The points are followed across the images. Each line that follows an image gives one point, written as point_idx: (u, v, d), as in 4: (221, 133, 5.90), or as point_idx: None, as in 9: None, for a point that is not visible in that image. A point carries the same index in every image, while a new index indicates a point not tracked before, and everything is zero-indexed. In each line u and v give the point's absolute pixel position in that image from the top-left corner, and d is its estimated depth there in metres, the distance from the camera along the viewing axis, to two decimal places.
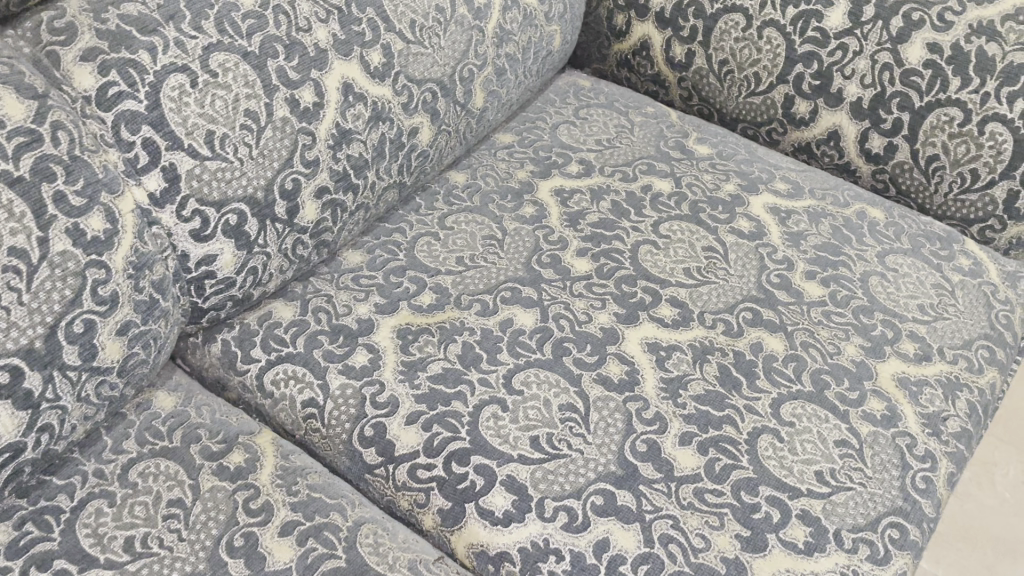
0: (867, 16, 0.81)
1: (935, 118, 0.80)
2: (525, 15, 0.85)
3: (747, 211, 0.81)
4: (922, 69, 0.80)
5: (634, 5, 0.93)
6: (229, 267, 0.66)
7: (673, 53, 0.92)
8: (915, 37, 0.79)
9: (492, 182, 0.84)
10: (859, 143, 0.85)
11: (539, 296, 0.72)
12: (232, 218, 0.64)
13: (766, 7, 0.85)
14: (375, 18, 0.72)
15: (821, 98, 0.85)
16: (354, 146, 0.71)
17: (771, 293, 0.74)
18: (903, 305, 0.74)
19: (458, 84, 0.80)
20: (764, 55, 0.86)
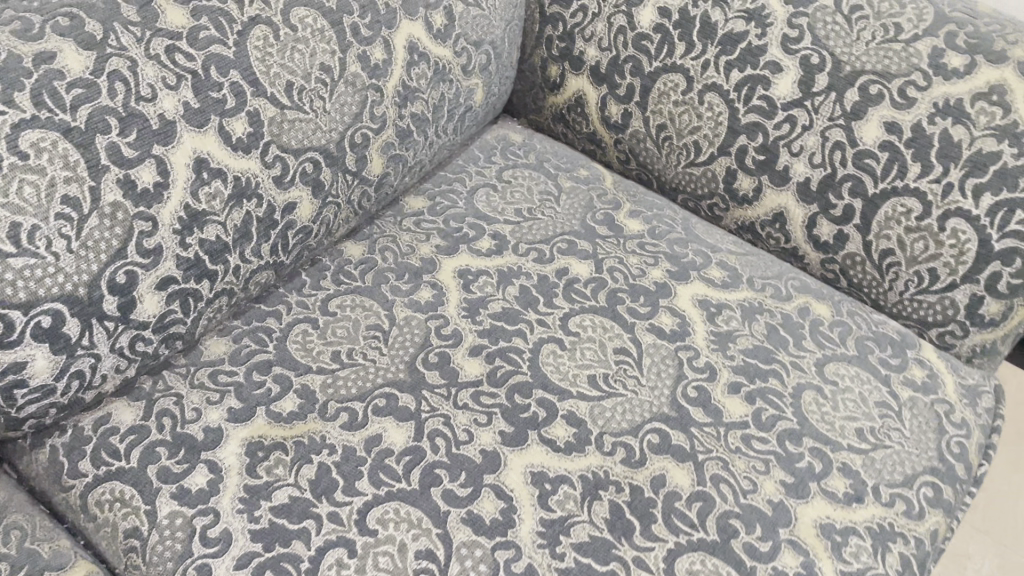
0: (820, 86, 0.72)
1: (890, 208, 0.70)
2: (435, 70, 0.76)
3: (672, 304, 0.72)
4: (878, 151, 0.70)
5: (569, 56, 0.84)
6: (44, 373, 0.57)
7: (609, 113, 0.83)
8: (872, 114, 0.70)
9: (391, 257, 0.75)
10: (806, 228, 0.75)
11: (416, 407, 0.63)
12: (47, 320, 0.55)
13: (708, 68, 0.76)
14: (240, 82, 0.63)
15: (766, 175, 0.75)
16: (210, 230, 0.62)
17: (685, 410, 0.64)
18: (838, 429, 0.65)
19: (349, 151, 0.71)
20: (704, 122, 0.77)
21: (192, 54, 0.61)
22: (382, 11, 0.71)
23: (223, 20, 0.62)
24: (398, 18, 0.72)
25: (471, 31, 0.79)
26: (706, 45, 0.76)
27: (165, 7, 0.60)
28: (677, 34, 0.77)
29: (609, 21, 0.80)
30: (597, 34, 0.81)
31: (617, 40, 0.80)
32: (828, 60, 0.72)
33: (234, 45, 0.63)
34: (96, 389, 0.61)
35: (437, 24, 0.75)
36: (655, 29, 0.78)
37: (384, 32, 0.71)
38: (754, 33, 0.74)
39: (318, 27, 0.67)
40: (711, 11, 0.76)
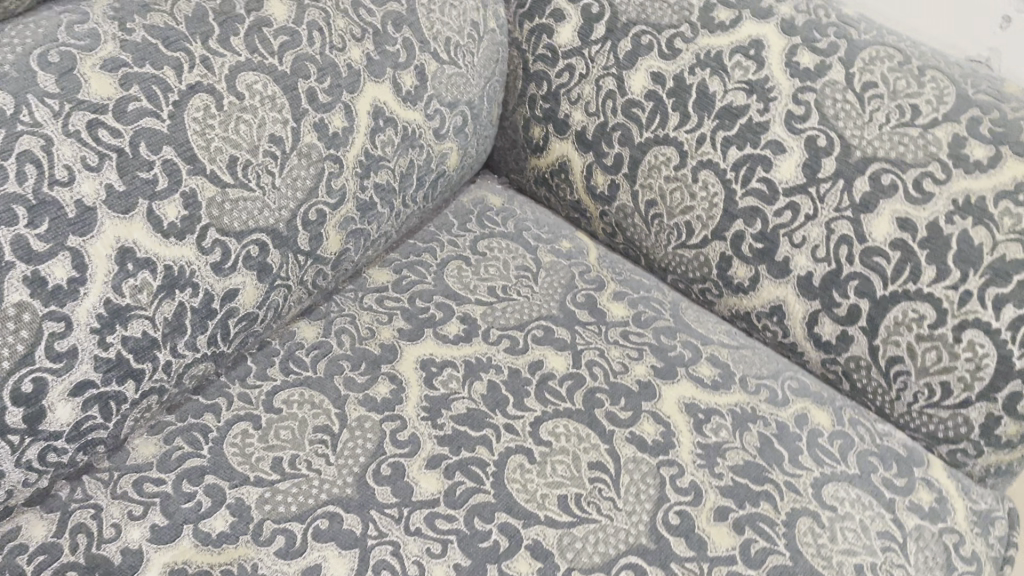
0: (826, 172, 0.65)
1: (901, 312, 0.63)
2: (403, 136, 0.69)
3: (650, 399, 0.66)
4: (889, 249, 0.63)
5: (553, 119, 0.77)
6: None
7: (595, 182, 0.76)
8: (883, 207, 0.63)
9: (347, 343, 0.68)
10: (806, 325, 0.68)
11: (363, 531, 0.56)
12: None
13: (704, 144, 0.69)
14: (175, 159, 0.56)
15: (764, 265, 0.68)
16: (137, 325, 0.55)
17: (665, 542, 0.57)
18: (835, 566, 0.58)
19: (302, 229, 0.63)
20: (698, 202, 0.70)
21: (119, 129, 0.54)
22: (343, 75, 0.64)
23: (157, 88, 0.55)
24: (362, 81, 0.65)
25: (445, 92, 0.72)
26: (702, 118, 0.69)
27: (90, 75, 0.53)
28: (671, 104, 0.71)
29: (598, 84, 0.74)
30: (584, 97, 0.75)
31: (605, 106, 0.74)
32: (836, 143, 0.65)
33: (169, 118, 0.56)
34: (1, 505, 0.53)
35: (407, 85, 0.69)
36: (647, 96, 0.72)
37: (345, 96, 0.64)
38: (756, 108, 0.68)
39: (268, 94, 0.60)
40: (709, 80, 0.69)
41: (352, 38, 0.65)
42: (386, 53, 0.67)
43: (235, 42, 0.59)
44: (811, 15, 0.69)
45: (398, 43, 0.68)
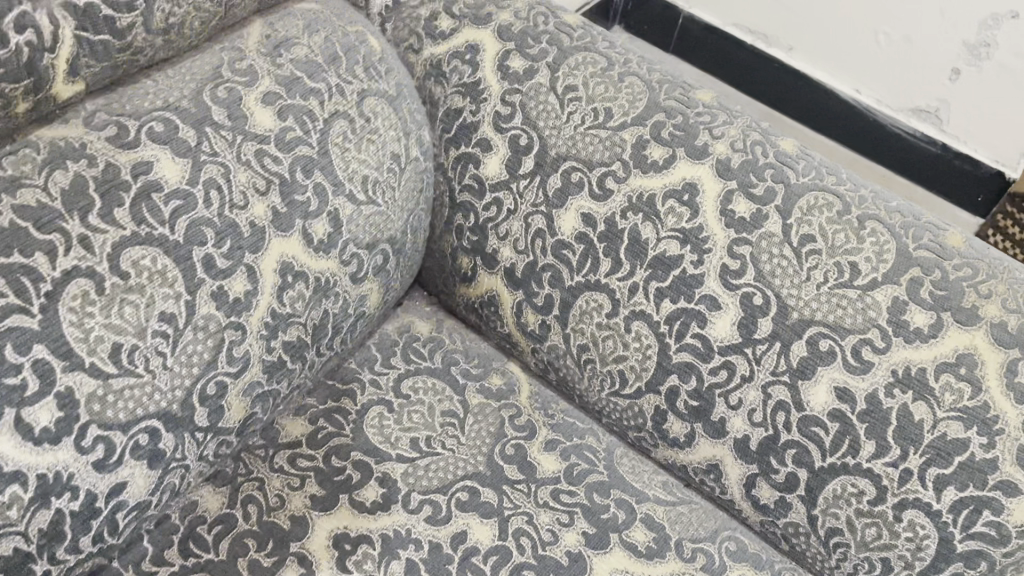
0: (762, 333, 0.62)
1: (839, 485, 0.60)
2: (315, 289, 0.64)
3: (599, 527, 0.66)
4: (827, 420, 0.60)
5: (481, 252, 0.73)
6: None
7: (526, 321, 0.72)
8: (821, 374, 0.60)
9: (253, 516, 0.63)
10: (744, 487, 0.65)
11: None
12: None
13: (636, 294, 0.66)
14: (47, 357, 0.50)
15: (700, 423, 0.65)
16: (7, 543, 0.50)
17: None
18: None
19: (199, 406, 0.58)
20: (631, 353, 0.67)
21: None
22: (245, 235, 0.59)
23: (26, 279, 0.50)
24: (268, 237, 0.61)
25: (363, 234, 0.67)
26: (634, 266, 0.66)
27: None
28: (603, 248, 0.67)
29: (526, 221, 0.70)
30: (512, 233, 0.71)
31: (535, 245, 0.70)
32: (772, 302, 0.62)
33: (39, 312, 0.50)
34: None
35: (318, 234, 0.64)
36: (577, 238, 0.68)
37: (248, 257, 0.60)
38: (689, 260, 0.64)
39: (157, 269, 0.55)
40: (642, 226, 0.65)
41: (255, 192, 0.60)
42: (294, 203, 0.62)
43: (118, 214, 0.54)
44: (748, 156, 0.65)
45: (308, 191, 0.63)
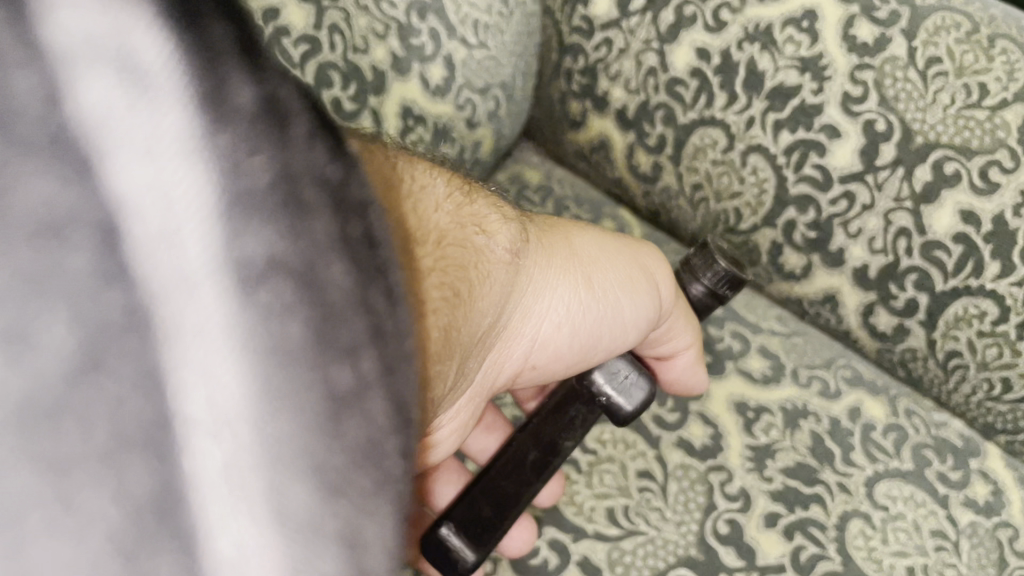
0: (884, 159, 0.61)
1: (961, 308, 0.61)
2: (434, 133, 0.67)
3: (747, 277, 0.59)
4: (950, 243, 0.60)
5: (592, 95, 0.73)
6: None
7: (637, 162, 0.73)
8: (945, 198, 0.59)
9: None
10: (861, 315, 0.67)
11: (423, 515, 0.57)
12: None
13: (753, 126, 0.65)
14: None
15: (817, 254, 0.66)
16: None
17: (714, 553, 0.58)
18: (887, 569, 0.58)
19: None
20: (747, 188, 0.67)
21: None
22: (368, 79, 0.61)
23: None
24: (388, 81, 0.63)
25: (476, 78, 0.68)
26: (751, 98, 0.65)
27: None
28: (718, 83, 0.66)
29: (638, 59, 0.69)
30: (624, 73, 0.70)
31: (647, 83, 0.70)
32: (896, 127, 0.60)
33: None
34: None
35: (435, 78, 0.65)
36: (691, 74, 0.67)
37: (372, 101, 0.62)
38: (809, 88, 0.63)
39: None
40: (759, 56, 0.64)
41: (375, 36, 0.61)
42: (411, 48, 0.63)
43: None
44: None
45: (424, 35, 0.64)
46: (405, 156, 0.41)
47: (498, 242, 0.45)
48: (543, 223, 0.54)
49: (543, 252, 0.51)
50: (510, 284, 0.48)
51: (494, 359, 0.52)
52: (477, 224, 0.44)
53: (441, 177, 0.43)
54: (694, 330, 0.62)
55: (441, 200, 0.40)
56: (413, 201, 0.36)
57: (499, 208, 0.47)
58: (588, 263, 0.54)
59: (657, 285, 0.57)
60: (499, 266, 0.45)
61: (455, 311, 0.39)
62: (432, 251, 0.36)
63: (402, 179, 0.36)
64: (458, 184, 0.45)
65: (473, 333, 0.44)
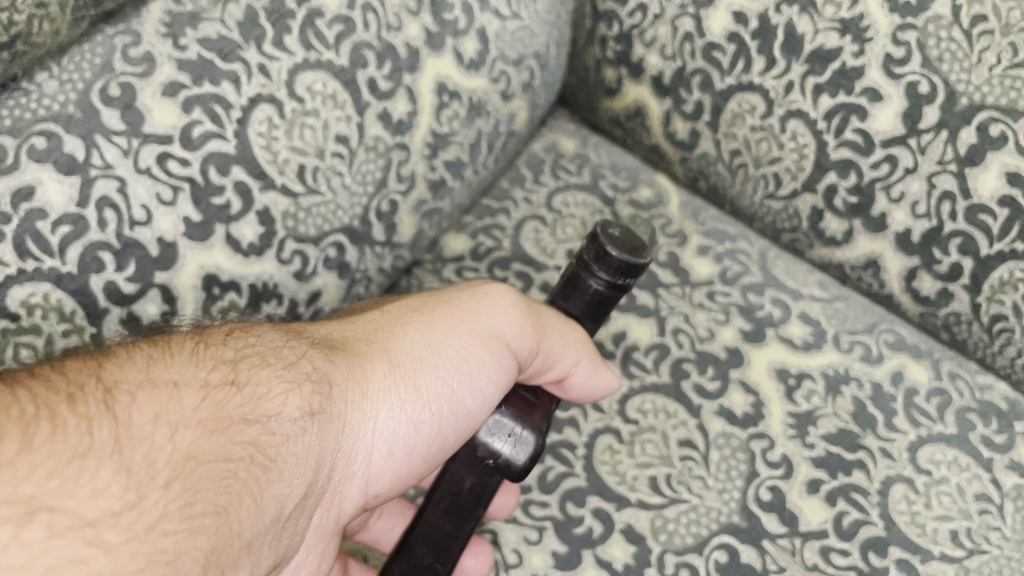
0: (927, 122, 0.60)
1: (1006, 272, 0.61)
2: (469, 108, 0.67)
3: (635, 247, 0.53)
4: (995, 207, 0.60)
5: (627, 62, 0.72)
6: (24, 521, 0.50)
7: (674, 129, 0.72)
8: (990, 160, 0.59)
9: None
10: (904, 281, 0.66)
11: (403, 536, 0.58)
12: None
13: (793, 91, 0.64)
14: (245, 178, 0.55)
15: (858, 220, 0.66)
16: None
17: (757, 519, 0.59)
18: (930, 533, 0.59)
19: (376, 221, 0.63)
20: (786, 154, 0.67)
21: (187, 158, 0.53)
22: (402, 56, 0.61)
23: (218, 107, 0.54)
24: (421, 57, 0.62)
25: (510, 50, 0.68)
26: (790, 62, 0.64)
27: (152, 104, 0.52)
28: (755, 47, 0.65)
29: (674, 25, 0.68)
30: (659, 39, 0.69)
31: (683, 49, 0.68)
32: (940, 89, 0.59)
33: (234, 137, 0.54)
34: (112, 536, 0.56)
35: (469, 52, 0.65)
36: (728, 39, 0.66)
37: (407, 78, 0.62)
38: (850, 51, 0.61)
39: (329, 93, 0.58)
40: (797, 19, 0.63)
41: (407, 13, 0.61)
42: (444, 23, 0.63)
43: (289, 41, 0.56)
44: None
45: (456, 9, 0.64)
46: (98, 369, 0.38)
47: (279, 413, 0.42)
48: (357, 342, 0.50)
49: (358, 383, 0.48)
50: (315, 444, 0.44)
51: (326, 506, 0.48)
52: (248, 411, 0.41)
53: (194, 378, 0.40)
54: (580, 345, 0.58)
55: (139, 423, 0.36)
56: (54, 468, 0.32)
57: (282, 376, 0.43)
58: (417, 371, 0.50)
59: (508, 344, 0.53)
60: (291, 438, 0.42)
61: (213, 531, 0.36)
62: (149, 507, 0.34)
63: (62, 447, 0.33)
64: (223, 367, 0.42)
65: (274, 519, 0.41)
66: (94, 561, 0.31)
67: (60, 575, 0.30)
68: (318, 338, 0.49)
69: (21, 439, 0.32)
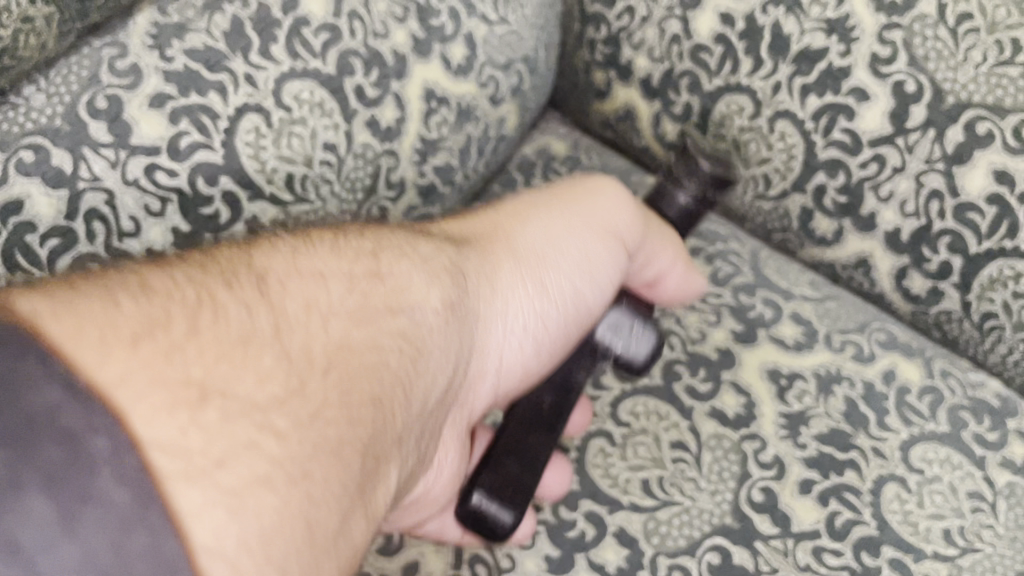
0: (914, 121, 0.60)
1: (995, 270, 0.61)
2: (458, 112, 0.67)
3: (730, 100, 0.67)
4: (984, 205, 0.60)
5: (616, 64, 0.72)
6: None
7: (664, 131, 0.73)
8: (978, 158, 0.59)
9: None
10: (895, 279, 0.66)
11: None
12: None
13: (780, 91, 0.65)
14: (233, 187, 0.55)
15: (848, 219, 0.66)
16: None
17: (749, 520, 0.59)
18: (923, 532, 0.59)
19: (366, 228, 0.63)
20: (775, 154, 0.67)
21: (174, 168, 0.53)
22: (389, 63, 0.61)
23: (205, 117, 0.54)
24: (409, 64, 0.63)
25: (498, 54, 0.68)
26: (778, 62, 0.64)
27: (140, 116, 0.52)
28: (743, 47, 0.65)
29: (661, 27, 0.68)
30: (647, 41, 0.69)
31: (671, 51, 0.68)
32: (926, 88, 0.59)
33: (221, 147, 0.54)
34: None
35: (457, 58, 0.65)
36: (716, 40, 0.66)
37: (395, 85, 0.62)
38: (836, 51, 0.62)
39: (316, 101, 0.58)
40: (783, 20, 0.63)
41: (394, 20, 0.62)
42: (431, 29, 0.63)
43: (276, 51, 0.56)
44: None
45: (444, 15, 0.64)
46: (248, 259, 0.39)
47: (415, 304, 0.44)
48: (482, 235, 0.55)
49: (485, 279, 0.52)
50: (453, 337, 0.47)
51: (461, 407, 0.51)
52: (392, 301, 0.43)
53: (344, 269, 0.42)
54: (674, 247, 0.63)
55: (293, 310, 0.37)
56: (222, 355, 0.32)
57: (428, 272, 0.47)
58: (540, 261, 0.55)
59: (619, 238, 0.58)
60: (432, 328, 0.44)
61: (374, 409, 0.37)
62: (311, 393, 0.34)
63: (225, 332, 0.33)
64: (365, 259, 0.44)
65: (422, 410, 0.43)
66: (268, 445, 0.31)
67: (236, 458, 0.30)
68: (448, 236, 0.52)
69: (188, 321, 0.33)
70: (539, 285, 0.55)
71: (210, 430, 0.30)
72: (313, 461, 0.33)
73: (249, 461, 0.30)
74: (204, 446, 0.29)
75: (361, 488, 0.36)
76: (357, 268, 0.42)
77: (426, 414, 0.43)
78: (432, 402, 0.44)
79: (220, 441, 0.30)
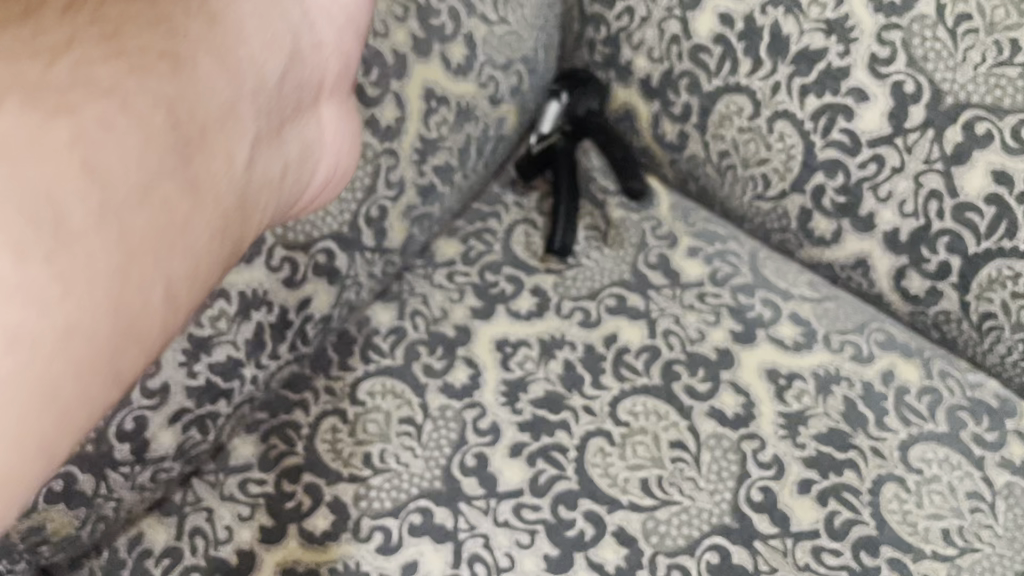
0: (913, 122, 0.60)
1: (994, 270, 0.61)
2: (458, 112, 0.67)
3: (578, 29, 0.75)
4: (983, 205, 0.60)
5: (614, 64, 0.72)
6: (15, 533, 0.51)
7: (663, 131, 0.73)
8: (978, 158, 0.59)
9: (422, 326, 0.67)
10: (893, 280, 0.66)
11: (454, 525, 0.59)
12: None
13: (779, 92, 0.65)
14: None
15: (847, 219, 0.66)
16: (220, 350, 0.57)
17: (748, 519, 0.59)
18: (922, 532, 0.59)
19: (366, 228, 0.63)
20: (774, 155, 0.67)
21: None
22: (390, 62, 0.61)
23: None
24: (409, 64, 0.63)
25: (498, 55, 0.68)
26: (777, 63, 0.64)
27: None
28: (741, 48, 0.65)
29: (661, 28, 0.68)
30: (647, 41, 0.70)
31: (670, 51, 0.69)
32: (925, 88, 0.59)
33: None
34: (107, 546, 0.56)
35: (456, 57, 0.65)
36: (715, 41, 0.66)
37: (395, 84, 0.62)
38: (835, 51, 0.62)
39: None
40: (783, 20, 0.63)
41: (394, 19, 0.61)
42: (431, 28, 0.63)
43: None
44: None
45: (444, 14, 0.64)
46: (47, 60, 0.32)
47: (258, 79, 0.40)
48: None
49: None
50: (252, 23, 0.40)
51: (292, 145, 0.44)
52: (175, 100, 0.35)
53: (93, 31, 0.34)
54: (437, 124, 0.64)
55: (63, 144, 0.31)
56: None
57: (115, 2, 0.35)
58: (277, 25, 0.41)
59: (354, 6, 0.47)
60: (215, 87, 0.37)
61: (168, 162, 0.35)
62: (72, 222, 0.31)
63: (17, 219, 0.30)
64: (147, 49, 0.35)
65: (240, 156, 0.39)
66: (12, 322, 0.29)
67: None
68: None
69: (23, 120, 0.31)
70: (281, 49, 0.42)
71: (21, 163, 0.30)
72: (87, 268, 0.31)
73: (72, 192, 0.31)
74: (15, 185, 0.30)
75: (96, 369, 0.32)
76: (51, 74, 0.32)
77: (192, 280, 0.36)
78: (213, 135, 0.37)
79: (28, 169, 0.30)
